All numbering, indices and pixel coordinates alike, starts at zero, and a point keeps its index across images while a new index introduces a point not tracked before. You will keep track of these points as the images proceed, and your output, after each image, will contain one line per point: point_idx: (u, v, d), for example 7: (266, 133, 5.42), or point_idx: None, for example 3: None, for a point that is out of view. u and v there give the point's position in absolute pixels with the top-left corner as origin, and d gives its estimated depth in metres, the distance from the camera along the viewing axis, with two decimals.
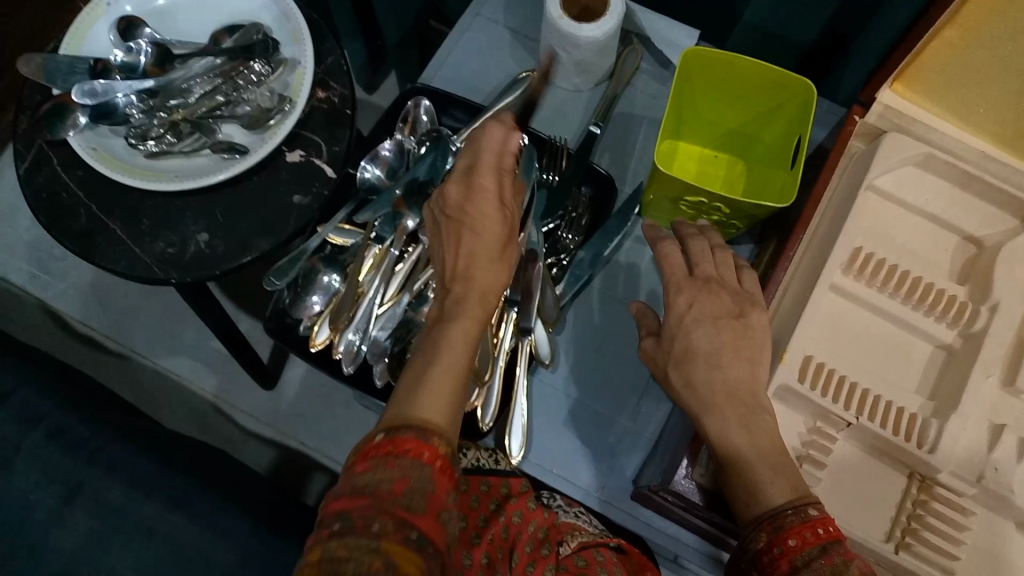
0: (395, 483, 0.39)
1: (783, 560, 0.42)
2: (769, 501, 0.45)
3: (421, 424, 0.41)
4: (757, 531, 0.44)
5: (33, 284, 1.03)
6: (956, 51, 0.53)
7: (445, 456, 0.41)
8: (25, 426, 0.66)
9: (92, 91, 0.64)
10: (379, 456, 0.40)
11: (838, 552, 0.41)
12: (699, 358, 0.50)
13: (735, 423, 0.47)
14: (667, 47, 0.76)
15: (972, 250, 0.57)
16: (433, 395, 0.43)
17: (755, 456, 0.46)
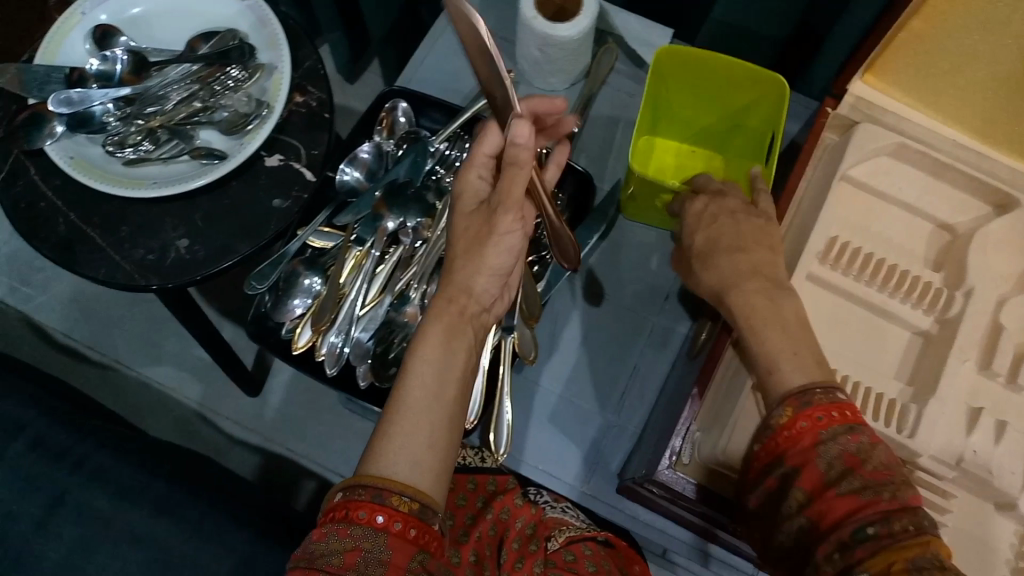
0: (345, 556, 0.42)
1: (806, 435, 0.44)
2: (789, 382, 0.46)
3: (376, 484, 0.44)
4: (783, 407, 0.45)
5: (14, 297, 1.03)
6: (923, 41, 0.54)
7: (404, 515, 0.43)
8: (7, 437, 0.65)
9: (68, 100, 0.64)
10: (333, 526, 0.43)
11: (864, 433, 0.43)
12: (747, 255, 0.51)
13: (762, 299, 0.49)
14: (640, 45, 0.76)
15: (946, 237, 0.58)
16: (402, 449, 0.45)
17: (785, 354, 0.46)
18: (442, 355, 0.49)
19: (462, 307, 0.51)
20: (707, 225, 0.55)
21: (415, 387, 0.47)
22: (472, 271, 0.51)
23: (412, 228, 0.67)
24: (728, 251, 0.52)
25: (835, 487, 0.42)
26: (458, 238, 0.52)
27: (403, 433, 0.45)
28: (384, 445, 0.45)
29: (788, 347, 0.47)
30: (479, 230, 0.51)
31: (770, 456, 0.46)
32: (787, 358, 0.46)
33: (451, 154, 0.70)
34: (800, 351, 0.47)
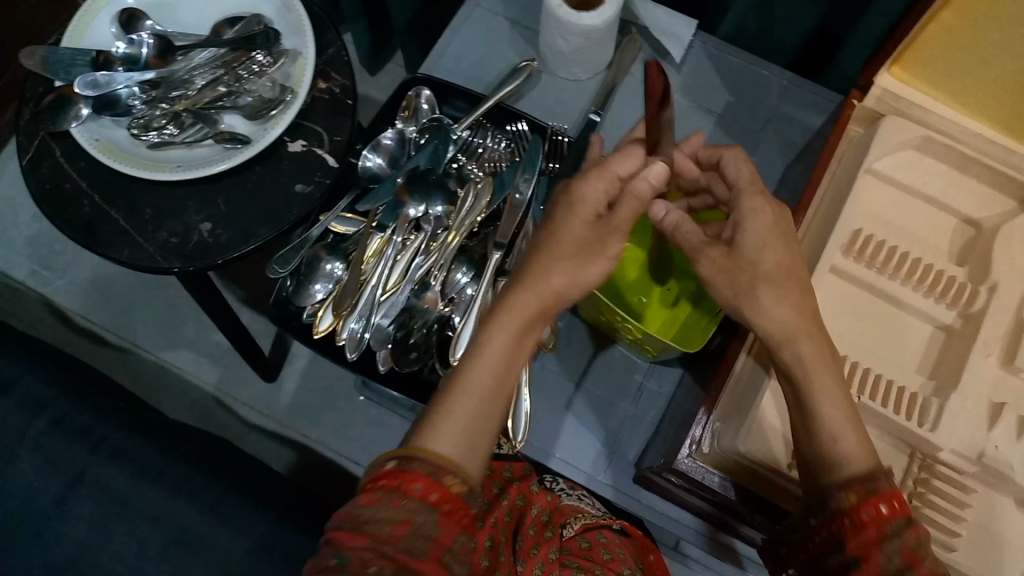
0: (398, 525, 0.40)
1: (872, 525, 0.42)
2: (840, 470, 0.45)
3: (433, 461, 0.43)
4: (846, 492, 0.44)
5: (35, 280, 1.03)
6: (952, 36, 0.53)
7: (455, 496, 0.43)
8: (29, 415, 0.66)
9: (94, 82, 0.64)
10: (385, 492, 0.42)
11: (922, 527, 0.42)
12: (783, 280, 0.49)
13: (823, 359, 0.47)
14: (666, 38, 0.75)
15: (971, 232, 0.58)
16: (457, 438, 0.45)
17: (840, 416, 0.46)
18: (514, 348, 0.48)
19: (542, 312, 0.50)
20: (771, 245, 0.50)
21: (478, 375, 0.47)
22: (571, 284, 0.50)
23: (434, 216, 0.67)
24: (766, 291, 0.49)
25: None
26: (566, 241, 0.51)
27: (459, 423, 0.45)
28: (439, 424, 0.45)
29: (845, 414, 0.46)
30: (587, 243, 0.50)
31: (832, 533, 0.44)
32: (828, 390, 0.47)
33: (473, 142, 0.71)
34: (850, 425, 0.46)
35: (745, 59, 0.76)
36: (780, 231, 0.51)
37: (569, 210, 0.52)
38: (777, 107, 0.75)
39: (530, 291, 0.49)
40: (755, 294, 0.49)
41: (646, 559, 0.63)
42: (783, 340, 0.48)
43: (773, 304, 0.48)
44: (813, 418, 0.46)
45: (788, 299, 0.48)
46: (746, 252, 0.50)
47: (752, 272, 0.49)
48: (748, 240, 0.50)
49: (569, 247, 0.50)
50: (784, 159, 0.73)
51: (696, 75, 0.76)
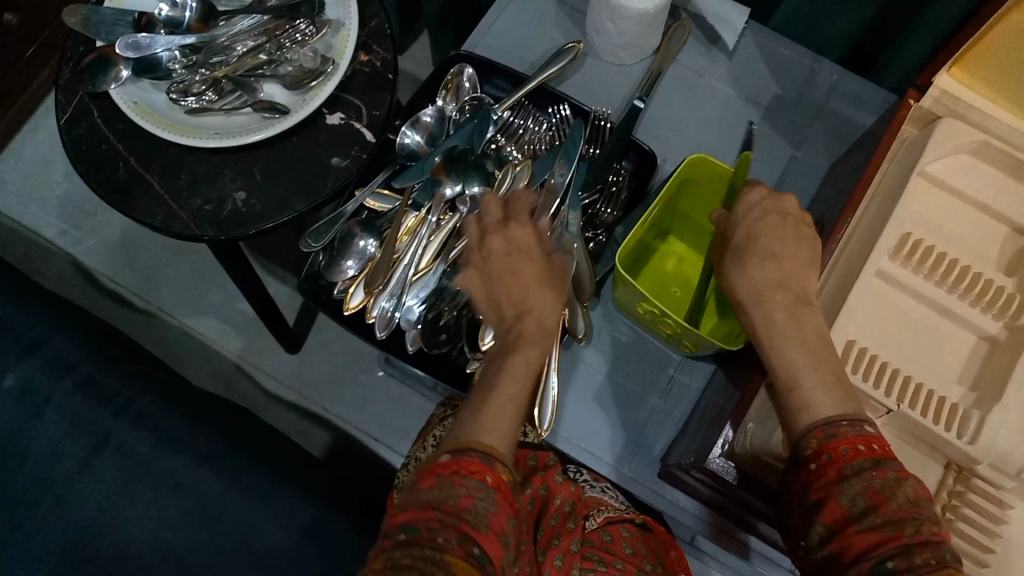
0: (462, 499, 0.41)
1: (832, 467, 0.43)
2: (815, 414, 0.45)
3: (483, 449, 0.43)
4: (808, 438, 0.44)
5: (65, 239, 1.04)
6: (1023, 37, 0.52)
7: (505, 483, 0.43)
8: (57, 375, 0.66)
9: (135, 44, 0.63)
10: (444, 475, 0.42)
11: (891, 468, 0.42)
12: (761, 247, 0.51)
13: (782, 311, 0.48)
14: (716, 23, 0.73)
15: (1022, 241, 0.56)
16: (495, 422, 0.45)
17: (803, 368, 0.46)
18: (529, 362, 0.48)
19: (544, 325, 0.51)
20: (757, 216, 0.52)
21: (512, 376, 0.48)
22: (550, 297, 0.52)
23: (470, 196, 0.66)
24: (762, 254, 0.50)
25: (856, 522, 0.41)
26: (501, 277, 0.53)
27: (502, 416, 0.46)
28: (480, 418, 0.45)
29: (810, 362, 0.46)
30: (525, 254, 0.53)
31: (802, 483, 0.44)
32: (794, 346, 0.47)
33: (514, 123, 0.70)
34: (816, 372, 0.46)
35: (795, 51, 0.75)
36: (772, 207, 0.53)
37: (508, 248, 0.53)
38: (825, 102, 0.73)
39: (534, 322, 0.51)
40: (724, 267, 0.52)
41: (667, 555, 0.62)
42: (749, 302, 0.49)
43: (768, 276, 0.49)
44: (773, 374, 0.47)
45: (749, 263, 0.50)
46: (730, 228, 0.53)
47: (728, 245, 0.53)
48: (736, 214, 0.53)
49: (535, 277, 0.52)
50: (829, 157, 0.72)
51: (744, 65, 0.75)
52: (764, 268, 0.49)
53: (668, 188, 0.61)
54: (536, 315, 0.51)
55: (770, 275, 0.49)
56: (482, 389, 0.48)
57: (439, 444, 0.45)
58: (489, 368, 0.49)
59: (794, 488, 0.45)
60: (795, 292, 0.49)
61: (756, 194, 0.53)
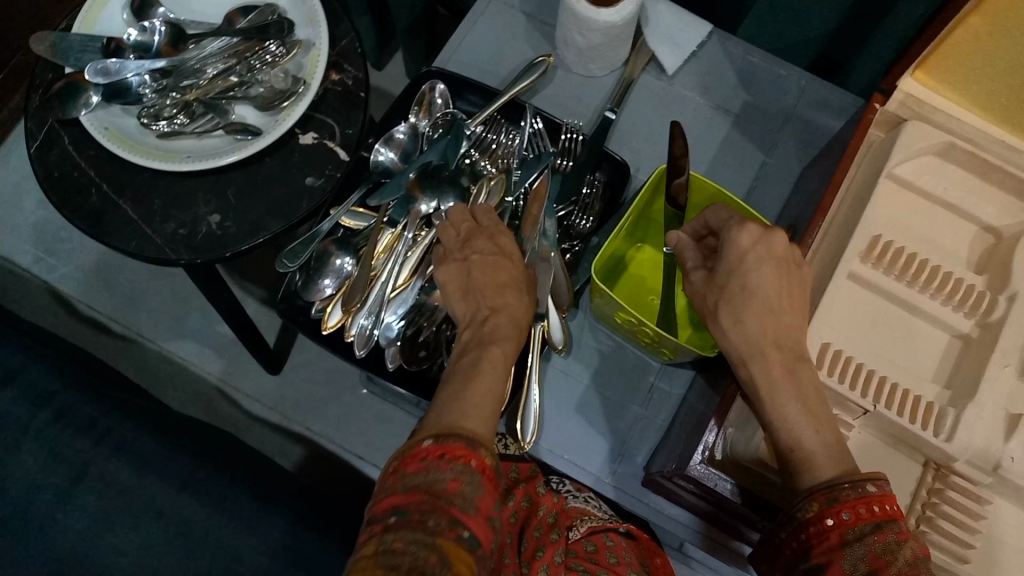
0: (450, 482, 0.41)
1: (834, 533, 0.42)
2: (819, 476, 0.44)
3: (468, 435, 0.44)
4: (808, 501, 0.43)
5: (39, 267, 1.03)
6: (981, 40, 0.53)
7: (490, 466, 0.44)
8: (33, 406, 0.65)
9: (105, 70, 0.63)
10: (432, 459, 0.42)
11: (892, 531, 0.41)
12: (756, 298, 0.49)
13: (780, 369, 0.48)
14: (666, 43, 0.74)
15: (990, 240, 0.57)
16: (474, 413, 0.46)
17: (806, 427, 0.46)
18: (500, 355, 0.51)
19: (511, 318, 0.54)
20: (751, 262, 0.50)
21: (486, 368, 0.50)
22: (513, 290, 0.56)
23: (446, 212, 0.66)
24: (759, 304, 0.49)
25: None
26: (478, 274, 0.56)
27: (484, 403, 0.47)
28: (457, 408, 0.46)
29: (810, 424, 0.46)
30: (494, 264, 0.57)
31: (801, 543, 0.44)
32: (797, 410, 0.46)
33: (487, 138, 0.71)
34: (817, 433, 0.45)
35: (764, 59, 0.76)
36: (767, 247, 0.50)
37: (491, 250, 0.58)
38: (794, 107, 0.74)
39: (508, 316, 0.54)
40: (719, 315, 0.51)
41: (652, 563, 0.62)
42: (743, 360, 0.49)
43: (757, 327, 0.49)
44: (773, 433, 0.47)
45: (748, 319, 0.49)
46: (722, 272, 0.51)
47: (721, 292, 0.51)
48: (730, 257, 0.51)
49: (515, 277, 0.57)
50: (800, 162, 0.72)
51: (713, 73, 0.75)
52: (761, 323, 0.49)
53: (640, 199, 0.62)
54: (509, 310, 0.54)
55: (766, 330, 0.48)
56: (460, 384, 0.48)
57: (422, 430, 0.45)
58: (462, 362, 0.51)
59: (789, 547, 0.45)
60: (785, 348, 0.48)
61: (752, 236, 0.50)
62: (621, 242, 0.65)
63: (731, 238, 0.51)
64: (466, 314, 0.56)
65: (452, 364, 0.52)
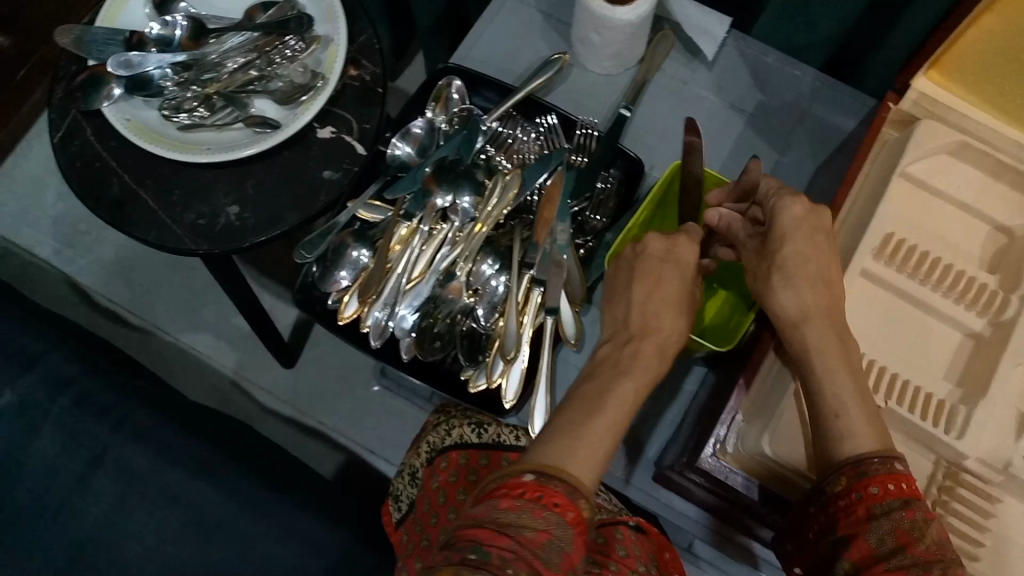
0: (539, 532, 0.40)
1: (861, 507, 0.44)
2: (849, 451, 0.45)
3: (570, 483, 0.44)
4: (837, 476, 0.45)
5: (58, 258, 1.04)
6: (994, 41, 0.54)
7: (584, 524, 0.43)
8: (53, 392, 0.66)
9: (127, 63, 0.64)
10: (526, 501, 0.42)
11: (920, 508, 0.43)
12: (809, 266, 0.50)
13: (830, 339, 0.48)
14: (700, 34, 0.75)
15: (1003, 240, 0.57)
16: (580, 457, 0.46)
17: (850, 398, 0.47)
18: (630, 391, 0.51)
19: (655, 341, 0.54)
20: (804, 232, 0.51)
21: (613, 403, 0.50)
22: (666, 312, 0.55)
23: (462, 206, 0.67)
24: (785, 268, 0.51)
25: (884, 561, 0.42)
26: (659, 285, 0.55)
27: (593, 454, 0.47)
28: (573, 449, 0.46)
29: (854, 395, 0.47)
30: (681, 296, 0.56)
31: (828, 518, 0.46)
32: (841, 380, 0.47)
33: (503, 133, 0.71)
34: (856, 402, 0.46)
35: (779, 59, 0.76)
36: (810, 220, 0.51)
37: (662, 256, 0.56)
38: (808, 108, 0.74)
39: (654, 343, 0.54)
40: (769, 279, 0.52)
41: (660, 557, 0.62)
42: (795, 323, 0.50)
43: (800, 300, 0.50)
44: (814, 395, 0.48)
45: (797, 282, 0.50)
46: (773, 241, 0.52)
47: (775, 260, 0.52)
48: (783, 224, 0.52)
49: (669, 297, 0.55)
50: (813, 161, 0.73)
51: (727, 72, 0.76)
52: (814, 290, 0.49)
53: (653, 194, 0.63)
54: (658, 335, 0.55)
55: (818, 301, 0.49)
56: (573, 424, 0.49)
57: (515, 469, 0.45)
58: (592, 388, 0.52)
59: (815, 520, 0.47)
60: (835, 318, 0.50)
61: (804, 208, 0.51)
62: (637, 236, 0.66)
63: (786, 207, 0.52)
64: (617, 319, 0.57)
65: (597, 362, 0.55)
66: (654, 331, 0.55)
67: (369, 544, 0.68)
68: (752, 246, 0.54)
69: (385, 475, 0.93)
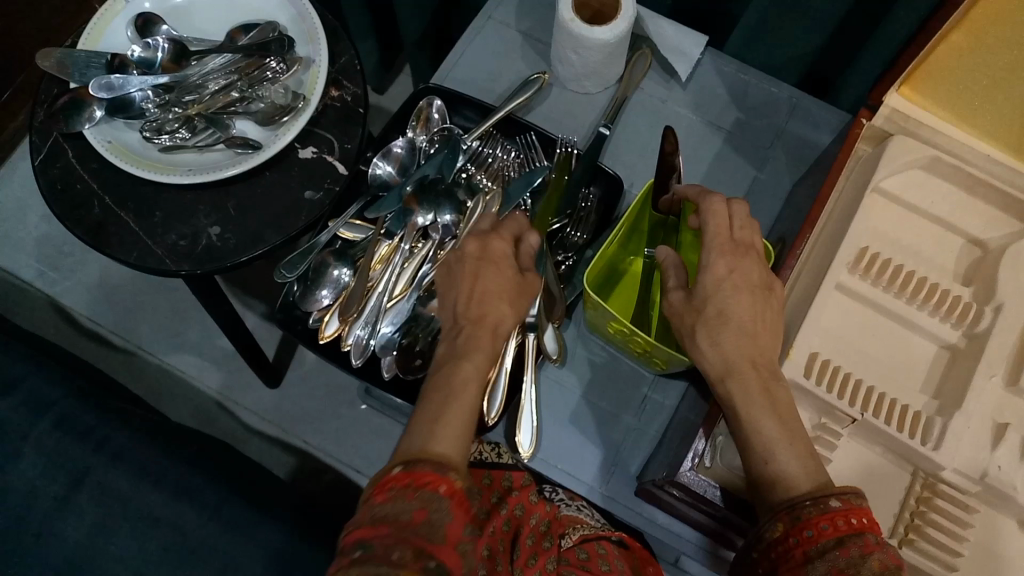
0: (415, 513, 0.41)
1: (798, 550, 0.43)
2: (793, 490, 0.45)
3: (437, 462, 0.44)
4: (774, 521, 0.45)
5: (41, 281, 1.04)
6: (964, 56, 0.55)
7: (461, 491, 0.43)
8: (33, 415, 0.66)
9: (108, 85, 0.65)
10: (398, 490, 0.42)
11: (853, 545, 0.42)
12: (732, 324, 0.50)
13: (756, 385, 0.48)
14: (673, 53, 0.76)
15: (978, 252, 0.58)
16: (443, 435, 0.46)
17: (778, 440, 0.47)
18: (472, 368, 0.51)
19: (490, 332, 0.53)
20: (726, 291, 0.51)
21: (460, 383, 0.50)
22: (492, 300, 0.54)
23: (442, 224, 0.67)
24: (720, 320, 0.50)
25: None
26: (484, 282, 0.55)
27: (450, 428, 0.47)
28: (437, 429, 0.47)
29: (783, 435, 0.47)
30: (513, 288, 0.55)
31: (769, 565, 0.45)
32: (767, 415, 0.48)
33: (483, 152, 0.72)
34: (786, 444, 0.47)
35: (758, 78, 0.77)
36: (742, 278, 0.51)
37: (479, 253, 0.56)
38: (786, 124, 0.75)
39: (487, 331, 0.53)
40: (695, 337, 0.52)
41: (645, 571, 0.62)
42: (722, 377, 0.50)
43: (731, 348, 0.50)
44: (747, 443, 0.48)
45: (725, 339, 0.50)
46: (703, 290, 0.52)
47: (698, 316, 0.52)
48: (704, 285, 0.52)
49: (496, 289, 0.55)
50: (792, 176, 0.74)
51: (705, 90, 0.77)
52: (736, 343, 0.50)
53: (633, 209, 0.62)
54: (489, 324, 0.54)
55: (744, 353, 0.49)
56: (434, 406, 0.48)
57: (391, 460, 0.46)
58: (437, 379, 0.51)
59: (759, 568, 0.46)
60: (757, 368, 0.49)
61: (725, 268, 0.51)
62: (614, 253, 0.65)
63: (706, 267, 0.52)
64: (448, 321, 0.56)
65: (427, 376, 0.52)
66: (485, 320, 0.54)
67: None
68: (678, 297, 0.54)
69: None
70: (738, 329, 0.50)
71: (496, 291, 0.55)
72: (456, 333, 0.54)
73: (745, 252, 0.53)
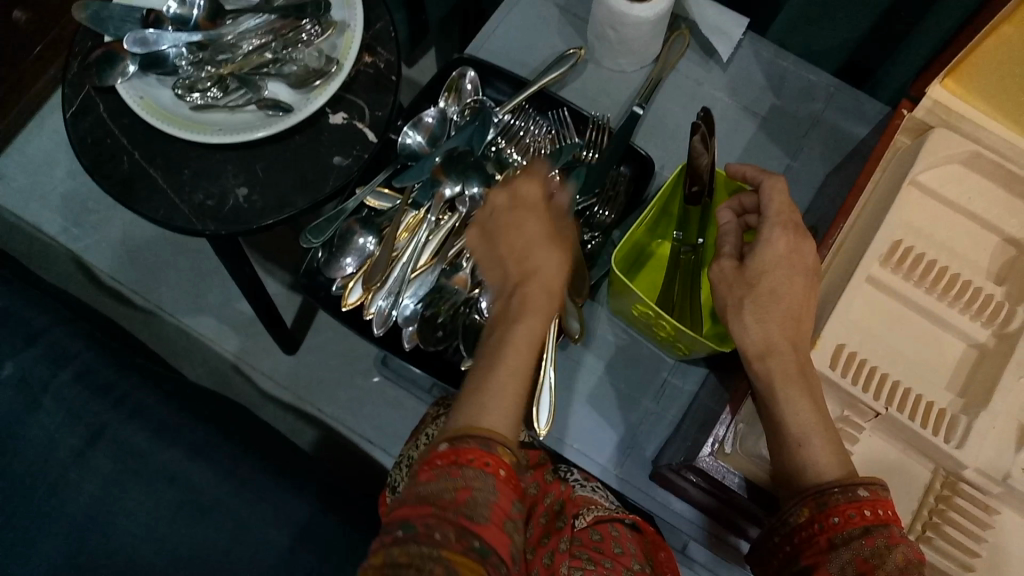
0: (458, 492, 0.41)
1: (823, 536, 0.43)
2: (820, 478, 0.45)
3: (485, 435, 0.43)
4: (800, 506, 0.45)
5: (65, 236, 1.05)
6: (1014, 48, 0.53)
7: (508, 465, 0.43)
8: (55, 366, 0.66)
9: (143, 40, 0.64)
10: (442, 467, 0.42)
11: (880, 535, 0.42)
12: (784, 304, 0.50)
13: (796, 368, 0.48)
14: (714, 33, 0.75)
15: (1013, 252, 0.57)
16: (497, 409, 0.46)
17: (814, 425, 0.47)
18: (524, 329, 0.49)
19: (542, 282, 0.52)
20: (780, 267, 0.50)
21: (520, 339, 0.49)
22: (538, 245, 0.53)
23: (469, 197, 0.67)
24: (771, 297, 0.50)
25: None
26: (523, 228, 0.53)
27: (506, 394, 0.46)
28: (487, 400, 0.46)
29: (818, 421, 0.47)
30: (550, 232, 0.54)
31: (792, 548, 0.45)
32: (799, 397, 0.47)
33: (514, 126, 0.71)
34: (820, 430, 0.47)
35: (796, 64, 0.76)
36: (794, 260, 0.51)
37: (510, 203, 0.55)
38: (821, 113, 0.74)
39: (544, 289, 0.52)
40: (740, 311, 0.51)
41: (657, 557, 0.60)
42: (757, 357, 0.50)
43: (773, 333, 0.49)
44: (782, 426, 0.48)
45: (771, 321, 0.49)
46: (754, 269, 0.51)
47: (749, 289, 0.51)
48: (761, 259, 0.51)
49: (535, 238, 0.53)
50: (825, 167, 0.73)
51: (742, 75, 0.76)
52: (782, 327, 0.49)
53: (663, 191, 0.61)
54: (540, 279, 0.52)
55: (787, 334, 0.49)
56: (483, 370, 0.48)
57: (440, 434, 0.45)
58: (492, 338, 0.50)
59: (780, 553, 0.46)
60: (799, 355, 0.49)
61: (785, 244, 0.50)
62: (642, 233, 0.64)
63: (766, 242, 0.51)
64: (496, 282, 0.54)
65: (485, 334, 0.51)
66: (538, 272, 0.52)
67: (365, 534, 0.68)
68: (725, 265, 0.53)
69: (379, 462, 0.92)
70: (777, 315, 0.50)
71: (537, 237, 0.53)
72: (510, 292, 0.52)
73: (794, 230, 0.52)
